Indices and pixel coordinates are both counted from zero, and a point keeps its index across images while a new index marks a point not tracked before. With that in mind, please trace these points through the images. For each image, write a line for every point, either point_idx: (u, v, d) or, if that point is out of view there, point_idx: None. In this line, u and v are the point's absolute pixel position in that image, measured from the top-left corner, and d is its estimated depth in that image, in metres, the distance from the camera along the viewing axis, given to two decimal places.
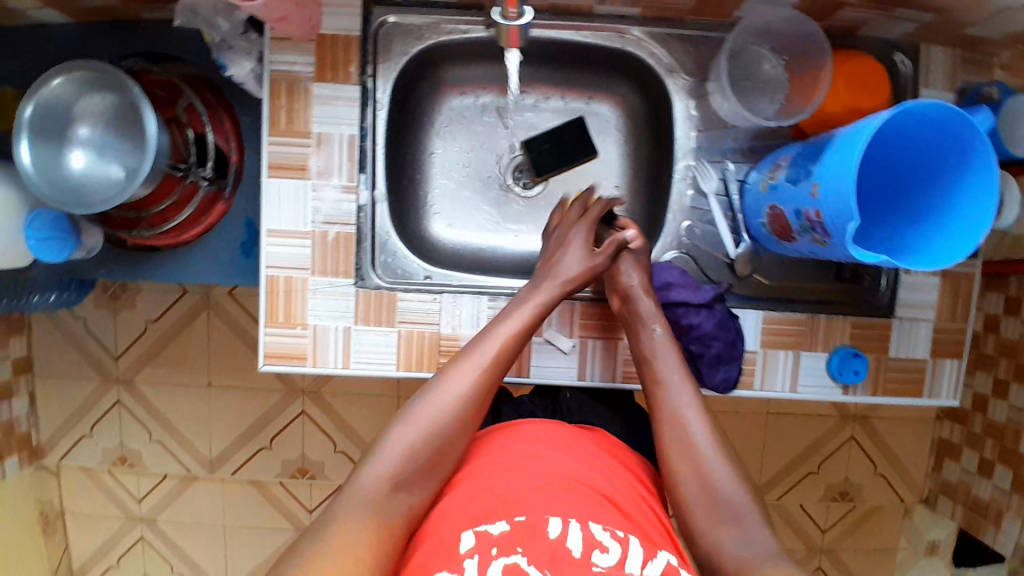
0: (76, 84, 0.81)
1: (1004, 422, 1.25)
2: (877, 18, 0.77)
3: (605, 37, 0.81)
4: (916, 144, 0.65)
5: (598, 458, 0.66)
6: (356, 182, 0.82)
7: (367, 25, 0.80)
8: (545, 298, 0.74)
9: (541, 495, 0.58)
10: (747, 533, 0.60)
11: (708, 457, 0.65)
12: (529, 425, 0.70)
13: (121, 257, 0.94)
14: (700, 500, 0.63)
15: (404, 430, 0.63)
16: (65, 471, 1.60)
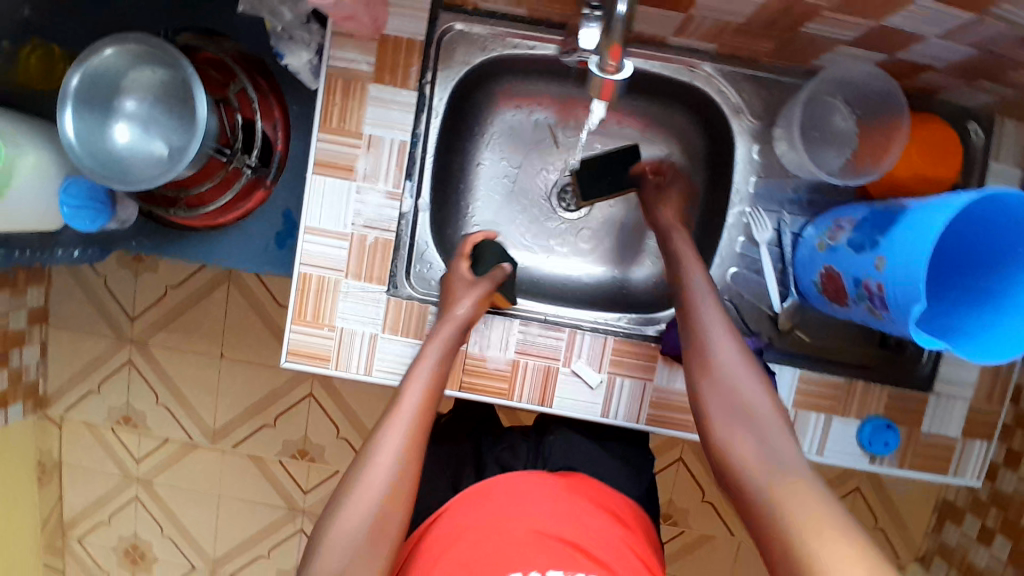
0: (129, 55, 0.79)
1: (1012, 493, 1.24)
2: (959, 86, 0.73)
3: (674, 69, 0.77)
4: (989, 223, 0.61)
5: (565, 497, 0.67)
6: (402, 189, 0.80)
7: (432, 30, 0.78)
8: (448, 337, 0.72)
9: (511, 551, 0.59)
10: (772, 442, 0.56)
11: (735, 377, 0.61)
12: (495, 476, 0.69)
13: (154, 231, 0.93)
14: (723, 419, 0.59)
15: (383, 458, 0.59)
16: (67, 423, 1.60)
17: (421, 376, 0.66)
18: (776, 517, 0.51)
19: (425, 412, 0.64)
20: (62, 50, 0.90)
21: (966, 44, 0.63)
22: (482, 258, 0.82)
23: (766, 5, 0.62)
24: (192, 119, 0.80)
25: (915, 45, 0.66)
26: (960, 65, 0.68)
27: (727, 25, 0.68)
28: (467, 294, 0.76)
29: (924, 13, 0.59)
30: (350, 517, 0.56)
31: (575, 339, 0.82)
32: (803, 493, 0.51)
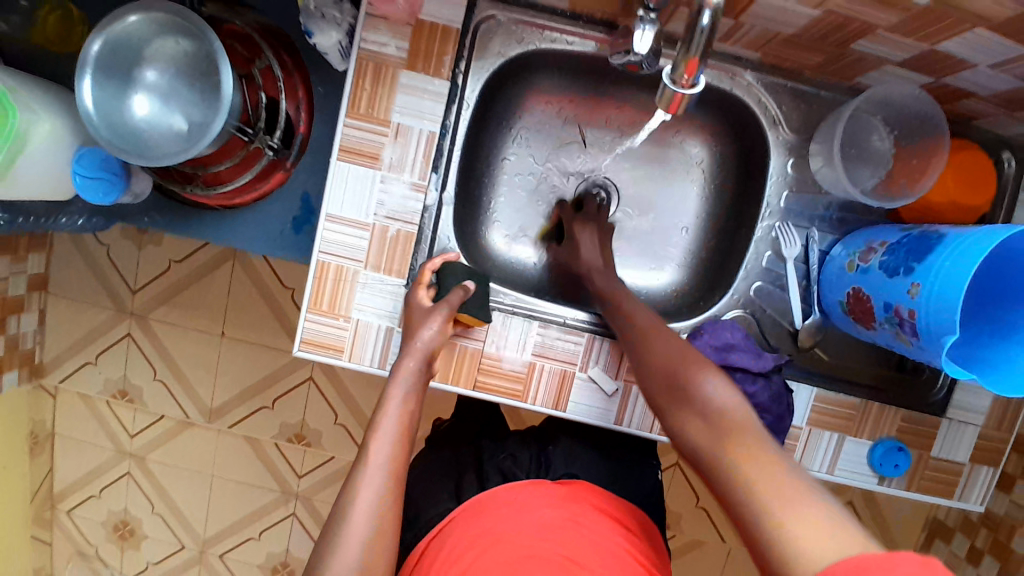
0: (154, 23, 0.76)
1: (1003, 515, 1.26)
2: (1000, 115, 0.71)
3: (716, 75, 0.75)
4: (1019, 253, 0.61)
5: (562, 506, 0.62)
6: (427, 181, 0.78)
7: (469, 18, 0.75)
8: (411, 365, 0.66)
9: (502, 566, 0.55)
10: (723, 411, 0.54)
11: (684, 362, 0.61)
12: (492, 491, 0.65)
13: (168, 207, 0.91)
14: (676, 402, 0.59)
15: (366, 496, 0.53)
16: (62, 393, 1.58)
17: (396, 401, 0.61)
18: (735, 482, 0.49)
19: (403, 435, 0.58)
20: (80, 12, 0.87)
21: (1018, 74, 0.62)
22: (443, 282, 0.75)
23: (820, 19, 0.61)
24: (215, 95, 0.78)
25: (964, 71, 0.65)
26: (1007, 95, 0.66)
27: (774, 35, 0.67)
28: (431, 319, 0.69)
29: (983, 41, 0.58)
30: (338, 564, 0.50)
31: (594, 344, 0.81)
32: (754, 455, 0.49)
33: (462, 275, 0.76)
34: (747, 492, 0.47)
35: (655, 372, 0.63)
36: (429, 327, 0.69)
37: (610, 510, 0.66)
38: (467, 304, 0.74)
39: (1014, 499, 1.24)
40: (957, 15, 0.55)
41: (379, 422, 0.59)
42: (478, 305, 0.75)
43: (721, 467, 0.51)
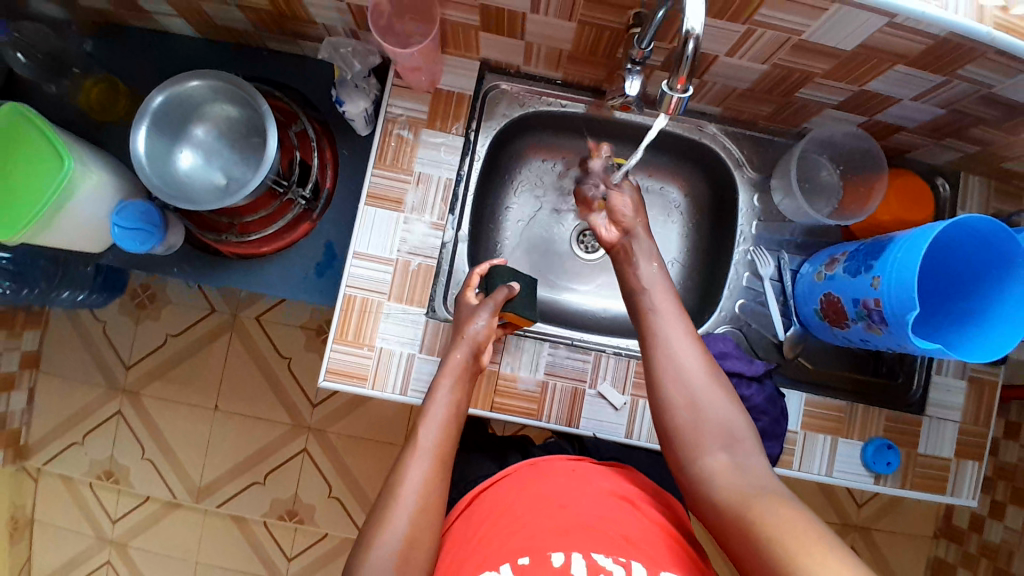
0: (210, 89, 0.87)
1: (1000, 542, 1.31)
2: (931, 145, 0.89)
3: (685, 128, 0.92)
4: (963, 251, 0.74)
5: (603, 485, 0.72)
6: (445, 221, 0.88)
7: (480, 86, 0.91)
8: (463, 354, 0.77)
9: (553, 534, 0.61)
10: (743, 462, 0.64)
11: (707, 396, 0.68)
12: (544, 462, 0.75)
13: (199, 258, 0.98)
14: (700, 440, 0.66)
15: (413, 476, 0.63)
16: (45, 477, 1.51)
17: (445, 389, 0.72)
18: (761, 531, 0.57)
19: (448, 428, 0.69)
20: (126, 86, 0.99)
21: (936, 104, 0.78)
22: (491, 282, 0.84)
23: (768, 73, 0.77)
24: (256, 156, 0.88)
25: (892, 106, 0.81)
26: (929, 123, 0.83)
27: (731, 90, 0.84)
28: (478, 312, 0.79)
29: (903, 77, 0.74)
30: (390, 526, 0.60)
31: (601, 361, 0.87)
32: (778, 507, 0.58)
33: (508, 277, 0.84)
34: (777, 540, 0.55)
35: (675, 402, 0.69)
36: (477, 321, 0.78)
37: (645, 489, 0.75)
38: (512, 303, 0.82)
39: (1008, 524, 1.28)
40: (877, 58, 0.71)
41: (428, 410, 0.70)
42: (522, 303, 0.82)
43: (747, 514, 0.59)
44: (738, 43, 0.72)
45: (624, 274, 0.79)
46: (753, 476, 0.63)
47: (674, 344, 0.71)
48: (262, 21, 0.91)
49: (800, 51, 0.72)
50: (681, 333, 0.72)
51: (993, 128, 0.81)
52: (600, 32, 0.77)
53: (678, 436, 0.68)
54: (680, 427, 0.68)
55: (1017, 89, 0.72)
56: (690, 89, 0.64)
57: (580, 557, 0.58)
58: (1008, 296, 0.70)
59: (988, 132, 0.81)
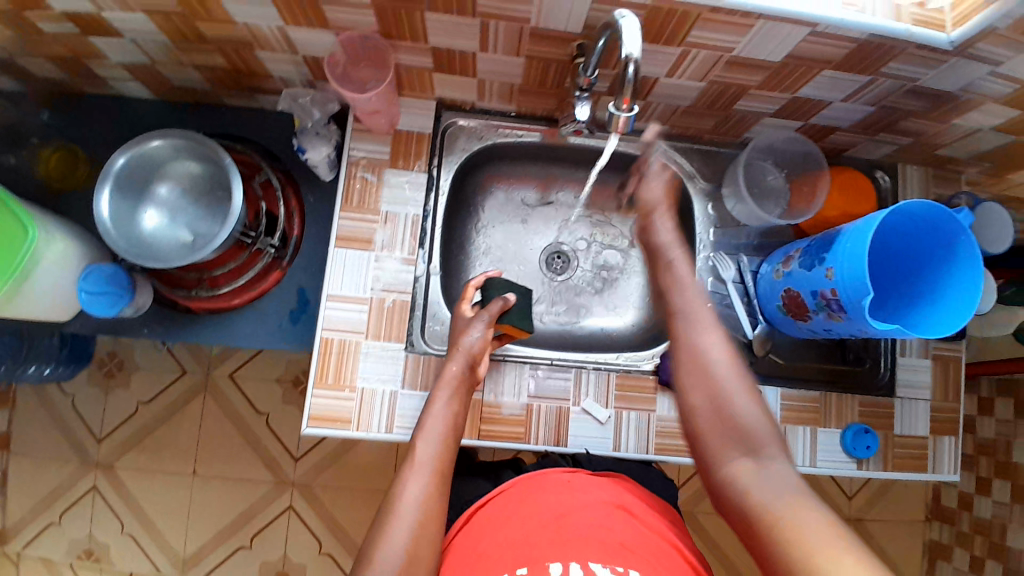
0: (173, 147, 0.88)
1: (991, 517, 1.34)
2: (866, 142, 0.97)
3: (637, 148, 0.97)
4: (908, 236, 0.79)
5: (603, 491, 0.75)
6: (416, 255, 0.90)
7: (438, 124, 0.94)
8: (456, 366, 0.78)
9: (553, 548, 0.64)
10: (766, 465, 0.65)
11: (728, 395, 0.71)
12: (543, 473, 0.78)
13: (168, 317, 0.97)
14: (720, 439, 0.69)
15: (413, 488, 0.66)
16: (23, 562, 1.44)
17: (441, 401, 0.75)
18: (781, 534, 0.57)
19: (445, 442, 0.72)
20: (84, 152, 1.00)
21: (866, 102, 0.85)
22: (488, 293, 0.86)
23: (707, 89, 0.83)
24: (221, 209, 0.89)
25: (824, 109, 0.88)
26: (861, 121, 0.90)
27: (675, 109, 0.90)
28: (473, 325, 0.81)
29: (831, 81, 0.80)
30: (388, 543, 0.61)
31: (582, 378, 0.89)
32: (798, 514, 0.58)
33: (503, 288, 0.86)
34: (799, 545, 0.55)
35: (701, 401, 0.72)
36: (472, 334, 0.80)
37: (647, 498, 0.78)
38: (507, 314, 0.83)
39: (996, 498, 1.32)
40: (805, 65, 0.77)
41: (424, 422, 0.73)
42: (518, 315, 0.84)
43: (771, 521, 0.59)
44: (675, 65, 0.78)
45: (659, 270, 0.84)
46: (777, 481, 0.63)
47: (704, 344, 0.75)
48: (219, 78, 0.94)
49: (733, 66, 0.77)
50: (707, 331, 0.76)
51: (922, 118, 0.88)
52: (547, 65, 0.81)
53: (705, 437, 0.70)
54: (702, 425, 0.71)
55: (937, 81, 0.79)
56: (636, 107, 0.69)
57: (578, 567, 0.62)
58: (956, 273, 0.76)
59: (918, 122, 0.89)
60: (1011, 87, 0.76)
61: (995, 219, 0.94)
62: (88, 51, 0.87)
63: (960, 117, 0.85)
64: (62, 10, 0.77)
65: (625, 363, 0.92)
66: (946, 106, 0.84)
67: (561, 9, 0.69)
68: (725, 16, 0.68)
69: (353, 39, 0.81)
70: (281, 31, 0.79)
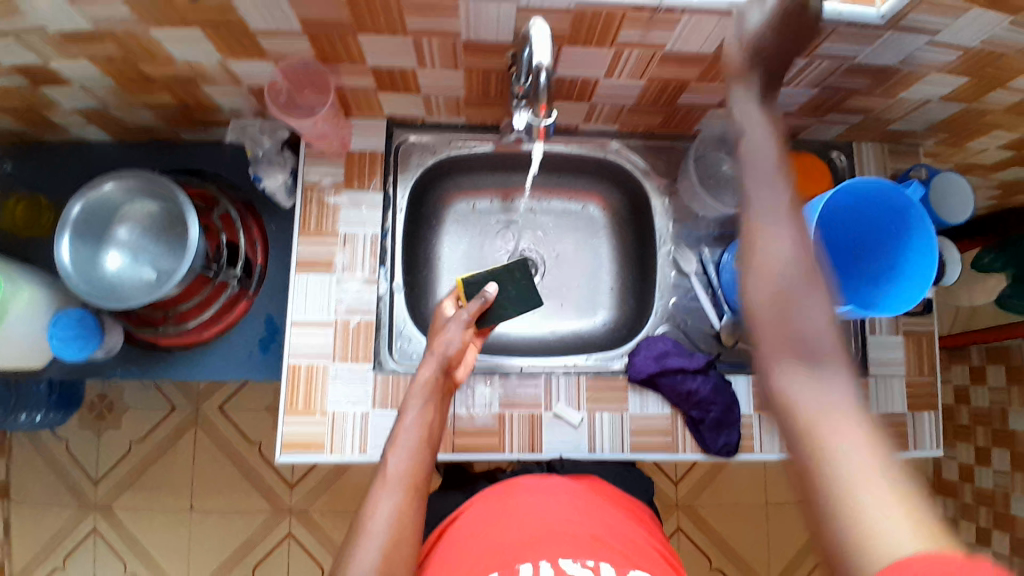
0: (126, 189, 0.90)
1: (993, 487, 1.32)
2: (816, 125, 0.97)
3: (590, 149, 0.98)
4: (863, 212, 0.78)
5: (578, 496, 0.75)
6: (377, 274, 0.91)
7: (389, 143, 0.95)
8: (429, 371, 0.77)
9: (525, 547, 0.65)
10: (820, 374, 0.48)
11: (796, 285, 0.50)
12: (515, 482, 0.79)
13: (141, 356, 0.99)
14: (776, 346, 0.50)
15: (384, 506, 0.65)
16: None
17: (413, 416, 0.73)
18: (816, 444, 0.45)
19: (422, 454, 0.71)
20: (48, 200, 1.01)
21: (809, 85, 0.85)
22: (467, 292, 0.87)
23: (648, 87, 0.84)
24: (180, 244, 0.90)
25: None
26: (807, 104, 0.91)
27: (621, 108, 0.91)
28: (451, 326, 0.82)
29: None
30: (359, 560, 0.61)
31: (552, 384, 0.89)
32: (842, 429, 0.45)
33: (482, 280, 0.85)
34: (835, 461, 0.44)
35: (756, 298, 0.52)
36: (448, 333, 0.81)
37: (624, 503, 0.80)
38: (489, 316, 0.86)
39: (996, 468, 1.31)
40: None
41: (398, 435, 0.72)
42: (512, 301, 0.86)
43: (812, 436, 0.46)
44: (610, 67, 0.79)
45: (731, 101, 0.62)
46: (832, 391, 0.47)
47: (766, 227, 0.53)
48: (172, 115, 0.95)
49: (668, 62, 0.78)
50: (779, 209, 0.53)
51: (868, 96, 0.88)
52: (486, 76, 0.82)
53: (759, 340, 0.52)
54: (760, 326, 0.51)
55: (877, 56, 0.78)
56: (553, 114, 0.76)
57: (547, 566, 0.62)
58: (913, 245, 0.74)
59: (866, 99, 0.89)
60: (952, 54, 0.76)
61: (954, 188, 0.93)
62: (42, 101, 0.89)
63: (907, 90, 0.86)
64: (9, 64, 0.79)
65: (596, 362, 0.92)
66: (890, 82, 0.84)
67: (489, 21, 0.70)
68: (649, 14, 0.69)
69: (293, 67, 0.82)
70: (221, 64, 0.80)
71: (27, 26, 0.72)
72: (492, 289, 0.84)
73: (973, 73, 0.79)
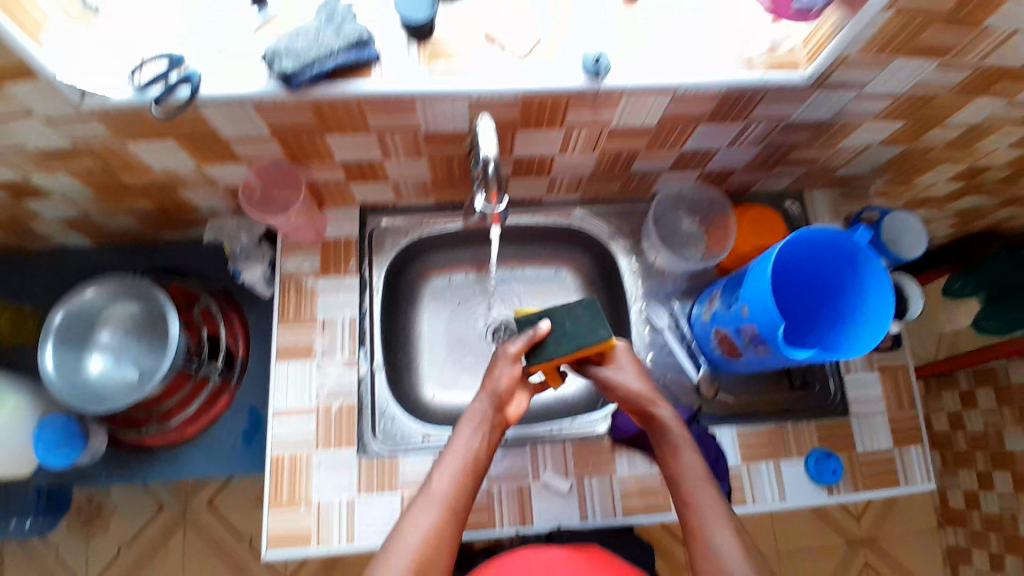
0: (107, 294, 0.91)
1: (999, 511, 1.30)
2: (766, 178, 1.03)
3: (555, 218, 1.02)
4: (818, 258, 0.81)
5: (578, 562, 0.74)
6: (356, 357, 0.92)
7: (363, 228, 0.99)
8: (477, 405, 0.74)
9: None
10: None
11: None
12: (516, 552, 0.78)
13: (123, 460, 0.97)
14: None
15: (420, 522, 0.65)
16: None
17: (460, 443, 0.71)
18: None
19: (466, 483, 0.68)
20: (31, 306, 1.02)
21: (752, 144, 0.91)
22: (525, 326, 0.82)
23: (601, 158, 0.89)
24: (161, 343, 0.90)
25: (715, 157, 0.93)
26: (754, 161, 0.96)
27: (580, 178, 0.95)
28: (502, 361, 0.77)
29: (710, 133, 0.86)
30: None
31: (538, 453, 0.89)
32: None
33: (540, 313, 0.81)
34: None
35: None
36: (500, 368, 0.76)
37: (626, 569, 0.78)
38: (543, 349, 0.78)
39: (1000, 491, 1.29)
40: (683, 124, 0.83)
41: (444, 457, 0.70)
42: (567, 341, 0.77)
43: None
44: (563, 145, 0.84)
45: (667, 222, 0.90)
46: None
47: (713, 533, 0.66)
48: (152, 218, 0.99)
49: (617, 135, 0.83)
50: (716, 514, 0.67)
51: (809, 148, 0.94)
52: (450, 162, 0.88)
53: None
54: None
55: (810, 112, 0.84)
56: (503, 200, 0.80)
57: None
58: (868, 285, 0.77)
59: (807, 151, 0.95)
60: (879, 104, 0.82)
61: (906, 225, 0.98)
62: (26, 214, 0.92)
63: (845, 138, 0.91)
64: None
65: (580, 428, 0.92)
66: (827, 134, 0.90)
67: (445, 114, 0.76)
68: (592, 98, 0.74)
69: (266, 167, 0.87)
70: (196, 168, 0.85)
71: (9, 148, 0.76)
72: (545, 324, 0.77)
73: (906, 117, 0.85)
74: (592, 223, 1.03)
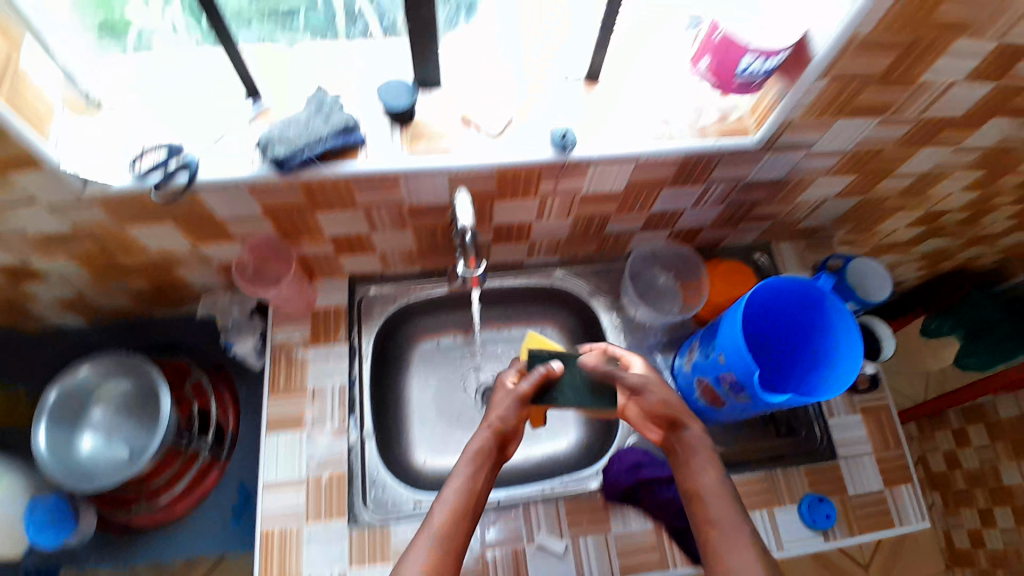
0: (100, 372, 0.92)
1: (1004, 547, 1.26)
2: (734, 232, 1.09)
3: (536, 280, 1.07)
4: (787, 306, 0.85)
5: None
6: (346, 425, 0.92)
7: (352, 298, 1.02)
8: (477, 441, 0.75)
9: None
10: None
11: None
12: None
13: (111, 544, 0.95)
14: None
15: (416, 554, 0.65)
16: None
17: (457, 478, 0.72)
18: None
19: (462, 517, 0.69)
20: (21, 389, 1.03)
21: (716, 202, 0.97)
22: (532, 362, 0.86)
23: (576, 221, 0.95)
24: (152, 419, 0.91)
25: (683, 216, 0.99)
26: (720, 217, 1.02)
27: (558, 241, 1.01)
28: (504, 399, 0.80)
29: (675, 194, 0.92)
30: None
31: (531, 514, 0.88)
32: None
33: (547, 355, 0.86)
34: None
35: None
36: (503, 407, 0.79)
37: None
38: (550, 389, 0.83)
39: (1002, 526, 1.27)
40: (649, 187, 0.89)
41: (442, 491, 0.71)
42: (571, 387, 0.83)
43: None
44: (539, 211, 0.90)
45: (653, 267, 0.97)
46: None
47: (731, 559, 0.64)
48: (146, 296, 1.02)
49: (588, 201, 0.89)
50: (736, 539, 0.65)
51: (769, 204, 1.00)
52: (433, 232, 0.93)
53: None
54: None
55: (764, 172, 0.90)
56: (482, 265, 0.86)
57: None
58: (838, 328, 0.81)
59: (768, 207, 1.01)
60: (827, 162, 0.89)
61: (871, 269, 1.04)
62: (23, 297, 0.95)
63: (802, 193, 0.98)
64: None
65: (573, 484, 0.91)
66: (784, 190, 0.96)
67: (427, 189, 0.82)
68: (561, 169, 0.81)
69: (258, 243, 0.91)
70: (191, 247, 0.89)
71: (13, 235, 0.80)
72: (552, 368, 0.82)
73: (855, 172, 0.92)
74: (572, 283, 1.07)
